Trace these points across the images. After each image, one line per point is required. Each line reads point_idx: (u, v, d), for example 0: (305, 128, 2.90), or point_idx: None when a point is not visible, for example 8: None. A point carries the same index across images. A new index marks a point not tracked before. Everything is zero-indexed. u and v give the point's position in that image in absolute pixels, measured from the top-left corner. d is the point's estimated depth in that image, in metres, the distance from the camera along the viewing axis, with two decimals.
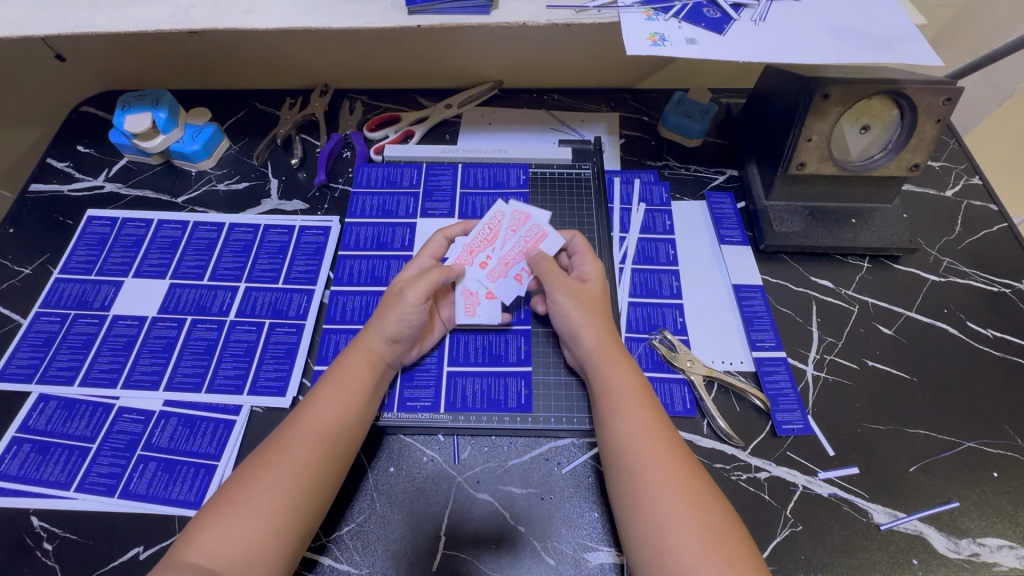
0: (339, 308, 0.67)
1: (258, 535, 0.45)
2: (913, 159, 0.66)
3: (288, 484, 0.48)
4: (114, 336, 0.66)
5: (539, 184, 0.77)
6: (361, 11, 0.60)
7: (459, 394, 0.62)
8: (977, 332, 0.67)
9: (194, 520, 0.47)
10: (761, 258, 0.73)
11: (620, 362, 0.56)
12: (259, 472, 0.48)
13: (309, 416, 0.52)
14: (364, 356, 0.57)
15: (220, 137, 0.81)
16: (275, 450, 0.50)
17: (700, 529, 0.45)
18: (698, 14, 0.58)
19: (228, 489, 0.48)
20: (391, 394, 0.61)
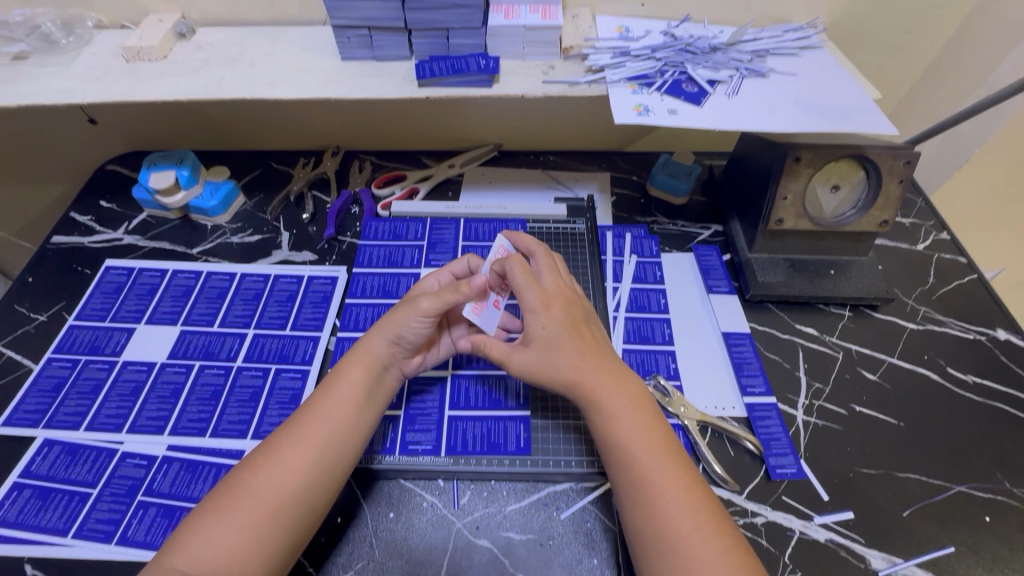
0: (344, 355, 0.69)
1: (242, 549, 0.46)
2: (881, 216, 0.72)
3: (277, 498, 0.49)
4: (123, 381, 0.67)
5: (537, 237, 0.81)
6: (377, 84, 0.67)
7: (460, 437, 0.62)
8: (957, 378, 0.70)
9: (183, 525, 0.48)
10: (748, 306, 0.77)
11: (633, 386, 0.56)
12: (248, 483, 0.49)
13: (304, 428, 0.53)
14: (364, 366, 0.57)
15: (236, 194, 0.86)
16: (268, 461, 0.51)
17: (696, 565, 0.45)
18: (678, 88, 0.65)
19: (218, 496, 0.49)
20: (392, 438, 0.62)
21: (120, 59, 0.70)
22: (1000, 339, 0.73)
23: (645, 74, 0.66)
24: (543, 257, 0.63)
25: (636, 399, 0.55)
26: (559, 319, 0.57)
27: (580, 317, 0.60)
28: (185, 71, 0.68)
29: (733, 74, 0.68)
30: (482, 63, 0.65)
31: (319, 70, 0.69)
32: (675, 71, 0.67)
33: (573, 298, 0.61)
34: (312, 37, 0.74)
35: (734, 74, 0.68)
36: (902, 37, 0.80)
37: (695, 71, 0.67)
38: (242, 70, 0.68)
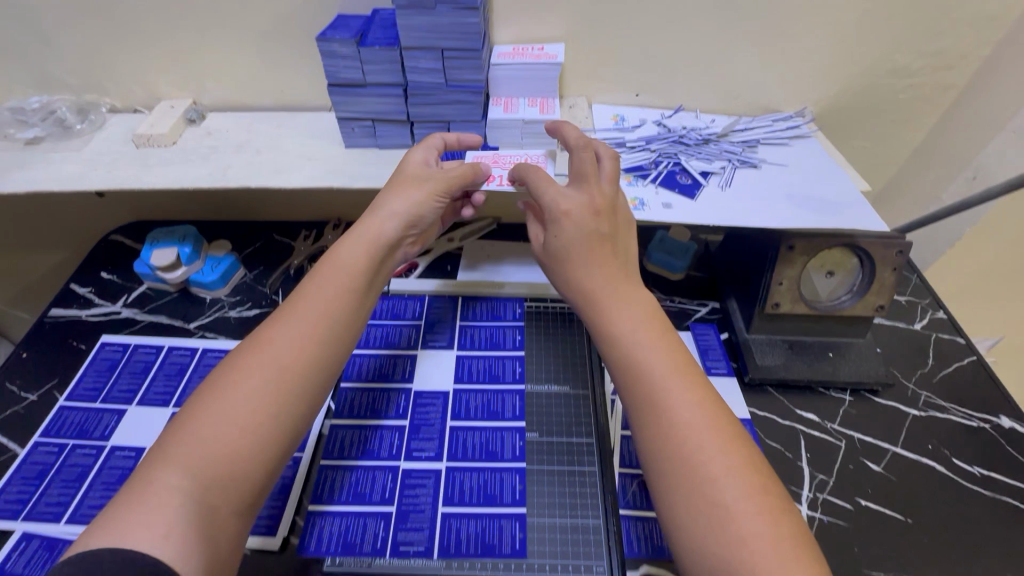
0: (336, 443, 0.65)
1: (241, 449, 0.46)
2: (878, 301, 0.72)
3: (263, 409, 0.48)
4: (109, 469, 0.66)
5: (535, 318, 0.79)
6: (379, 173, 0.69)
7: (452, 537, 0.58)
8: (963, 469, 0.68)
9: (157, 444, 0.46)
10: (747, 389, 0.76)
11: (624, 296, 0.56)
12: (225, 394, 0.48)
13: (279, 330, 0.53)
14: (345, 274, 0.58)
15: (237, 267, 0.87)
16: (244, 376, 0.49)
17: (709, 488, 0.44)
18: (672, 180, 0.67)
19: (196, 405, 0.48)
20: (383, 538, 0.58)
21: (130, 144, 0.73)
22: (1004, 427, 0.72)
23: (640, 165, 0.68)
24: (574, 126, 0.64)
25: (627, 306, 0.55)
26: (580, 224, 0.57)
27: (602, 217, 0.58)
28: (193, 158, 0.70)
29: (726, 165, 0.70)
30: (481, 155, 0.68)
31: (323, 157, 0.71)
32: (669, 163, 0.69)
33: (605, 205, 0.58)
34: (318, 124, 0.76)
35: (727, 165, 0.70)
36: (888, 125, 0.83)
37: (688, 163, 0.69)
38: (248, 158, 0.70)
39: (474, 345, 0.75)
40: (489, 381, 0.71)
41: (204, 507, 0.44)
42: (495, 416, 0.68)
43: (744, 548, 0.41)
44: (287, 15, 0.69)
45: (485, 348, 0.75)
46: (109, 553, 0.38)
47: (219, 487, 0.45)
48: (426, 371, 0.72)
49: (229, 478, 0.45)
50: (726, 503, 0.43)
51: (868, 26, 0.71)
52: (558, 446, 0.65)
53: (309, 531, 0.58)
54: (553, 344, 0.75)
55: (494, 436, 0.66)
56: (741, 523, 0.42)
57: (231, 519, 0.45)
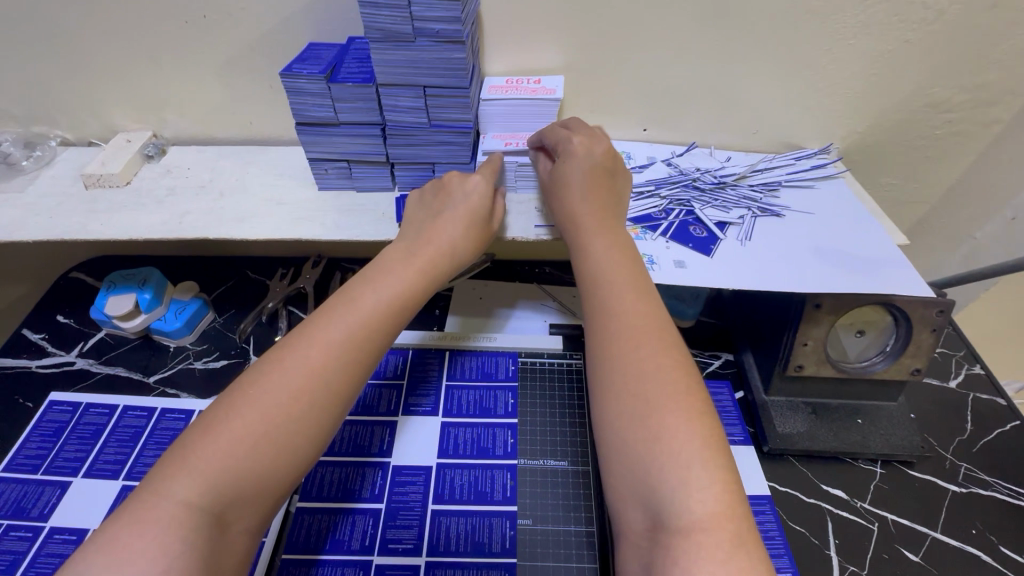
0: (302, 532, 0.57)
1: (263, 463, 0.40)
2: (914, 365, 0.64)
3: (295, 428, 0.42)
4: (45, 556, 0.58)
5: (529, 377, 0.70)
6: (355, 221, 0.61)
7: None
8: (1013, 560, 0.60)
9: (169, 452, 0.40)
10: (766, 459, 0.68)
11: (603, 229, 0.51)
12: (244, 397, 0.42)
13: (316, 330, 0.45)
14: (388, 284, 0.50)
15: (205, 311, 0.79)
16: (260, 394, 0.42)
17: (659, 429, 0.38)
18: (685, 233, 0.59)
19: (214, 411, 0.42)
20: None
21: (79, 185, 0.65)
22: None
23: (649, 215, 0.61)
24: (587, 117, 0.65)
25: (607, 240, 0.50)
26: (581, 165, 0.55)
27: (605, 161, 0.56)
28: (148, 202, 0.63)
29: (744, 214, 0.62)
30: None
31: (293, 201, 0.63)
32: (681, 212, 0.61)
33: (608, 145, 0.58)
34: (290, 161, 0.68)
35: (746, 215, 0.62)
36: (922, 162, 0.75)
37: (703, 212, 0.61)
38: (208, 202, 0.63)
39: (461, 410, 0.67)
40: (478, 455, 0.63)
41: (212, 524, 0.38)
42: (483, 498, 0.60)
43: (684, 490, 0.36)
44: (254, 43, 0.62)
45: (474, 414, 0.67)
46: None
47: (230, 503, 0.39)
48: (407, 442, 0.64)
49: (240, 491, 0.40)
50: (675, 444, 0.38)
51: (906, 58, 0.63)
52: (554, 538, 0.57)
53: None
54: (549, 410, 0.67)
55: (482, 524, 0.58)
56: (691, 470, 0.37)
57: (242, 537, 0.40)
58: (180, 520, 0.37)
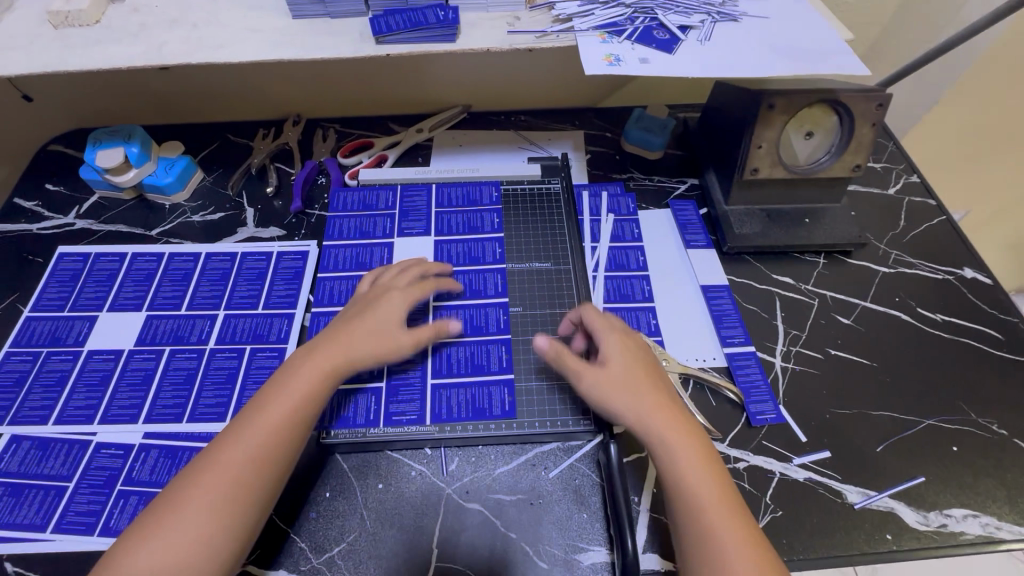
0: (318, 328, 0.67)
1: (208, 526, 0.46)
2: (855, 161, 0.72)
3: (226, 504, 0.47)
4: (90, 371, 0.65)
5: (512, 200, 0.79)
6: (332, 42, 0.62)
7: (444, 405, 0.62)
8: (927, 317, 0.72)
9: (171, 483, 0.49)
10: (726, 259, 0.77)
11: (638, 386, 0.54)
12: (221, 460, 0.49)
13: (254, 428, 0.51)
14: (308, 389, 0.54)
15: (193, 169, 0.82)
16: (204, 492, 0.47)
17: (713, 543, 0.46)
18: (649, 36, 0.63)
19: (165, 504, 0.47)
20: (375, 410, 0.61)
21: (46, 26, 0.64)
22: (967, 278, 0.75)
23: (615, 22, 0.64)
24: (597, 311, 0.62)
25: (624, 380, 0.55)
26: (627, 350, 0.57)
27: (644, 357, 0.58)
28: (123, 36, 0.63)
29: (705, 19, 0.66)
30: (441, 14, 0.62)
31: (270, 28, 0.64)
32: (645, 18, 0.64)
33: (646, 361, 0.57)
34: None
35: (706, 20, 0.65)
36: None
37: (666, 18, 0.64)
38: (184, 33, 0.63)
39: (452, 229, 0.76)
40: (470, 263, 0.73)
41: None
42: (477, 295, 0.70)
43: None
44: None
45: (465, 233, 0.76)
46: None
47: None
48: (404, 257, 0.73)
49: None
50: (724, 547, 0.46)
51: None
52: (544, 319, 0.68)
53: (348, 405, 0.61)
54: (531, 225, 0.77)
55: (478, 313, 0.68)
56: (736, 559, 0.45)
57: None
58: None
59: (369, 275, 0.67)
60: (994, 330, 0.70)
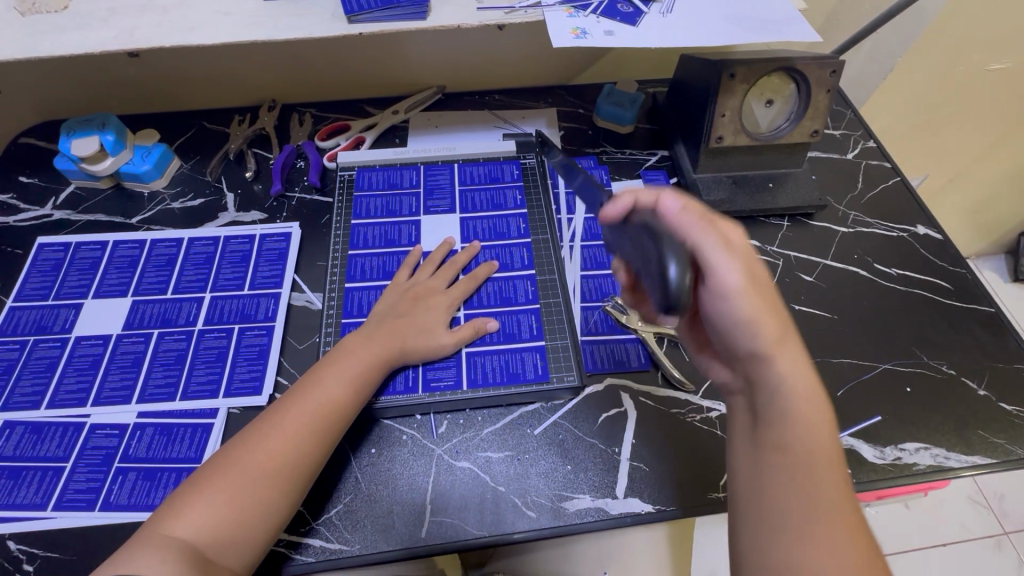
0: (355, 304, 0.69)
1: (247, 505, 0.50)
2: (813, 126, 0.75)
3: (264, 486, 0.51)
4: (79, 357, 0.66)
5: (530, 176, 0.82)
6: (304, 22, 0.63)
7: (480, 370, 0.64)
8: (883, 272, 0.76)
9: (215, 458, 0.53)
10: None
11: (791, 348, 0.49)
12: (264, 442, 0.53)
13: (292, 416, 0.55)
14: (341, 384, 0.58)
15: (170, 157, 0.82)
16: (243, 471, 0.51)
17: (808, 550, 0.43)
18: (614, 10, 0.65)
19: (210, 479, 0.51)
20: (414, 376, 0.64)
21: (12, 13, 0.64)
22: (920, 234, 0.80)
23: None
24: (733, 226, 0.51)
25: (782, 340, 0.49)
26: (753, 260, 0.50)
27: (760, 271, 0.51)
28: (92, 21, 0.63)
29: None
30: None
31: (241, 10, 0.65)
32: None
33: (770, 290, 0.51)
34: None
35: None
36: None
37: None
38: (154, 17, 0.64)
39: (476, 206, 0.78)
40: (495, 238, 0.75)
41: (198, 556, 0.47)
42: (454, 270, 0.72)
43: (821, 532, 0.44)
44: None
45: (488, 210, 0.78)
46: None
47: (216, 541, 0.48)
48: (432, 235, 0.76)
49: (235, 541, 0.49)
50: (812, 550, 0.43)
51: None
52: (526, 288, 0.71)
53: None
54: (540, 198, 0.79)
55: (507, 285, 0.71)
56: (828, 561, 0.42)
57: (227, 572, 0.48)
58: (180, 542, 0.47)
59: (405, 264, 0.71)
60: (944, 280, 0.75)
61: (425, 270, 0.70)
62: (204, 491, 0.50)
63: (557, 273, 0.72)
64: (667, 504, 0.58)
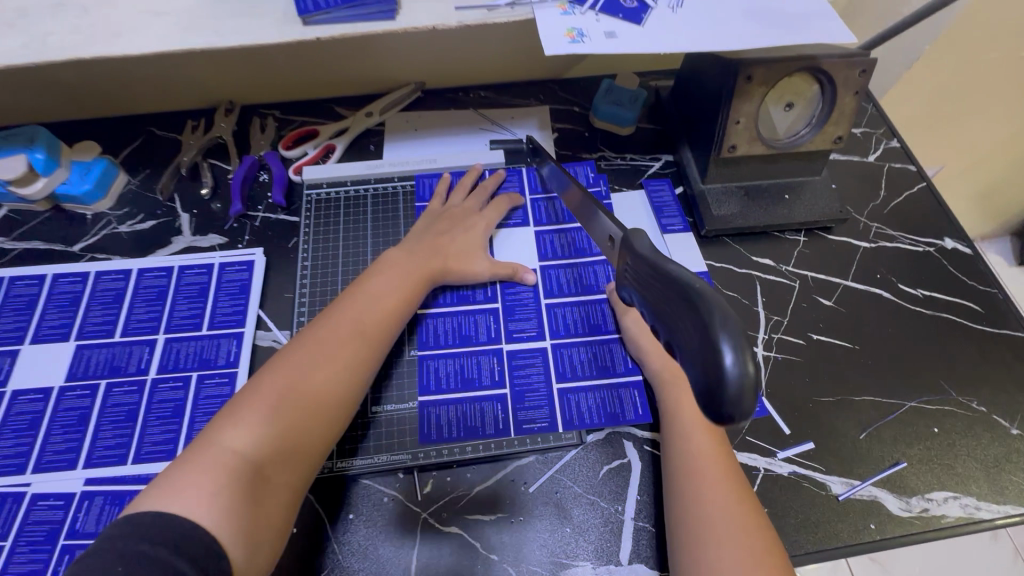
0: (431, 333, 0.64)
1: (307, 410, 0.51)
2: (837, 133, 0.67)
3: (323, 395, 0.52)
4: (16, 415, 0.58)
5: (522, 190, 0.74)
6: (250, 25, 0.54)
7: (576, 409, 0.60)
8: (908, 293, 0.70)
9: (267, 369, 0.53)
10: (703, 243, 0.73)
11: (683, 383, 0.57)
12: (321, 348, 0.54)
13: (345, 324, 0.57)
14: (390, 294, 0.60)
15: (114, 173, 0.73)
16: (300, 375, 0.52)
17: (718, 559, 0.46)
18: (615, 5, 0.56)
19: (264, 383, 0.51)
20: (504, 419, 0.59)
21: None
22: (948, 248, 0.73)
23: None
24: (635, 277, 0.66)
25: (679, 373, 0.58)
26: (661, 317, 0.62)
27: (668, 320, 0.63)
28: None
29: None
30: None
31: (175, 9, 0.54)
32: None
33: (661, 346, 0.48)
34: None
35: None
36: None
37: None
38: (71, 20, 0.53)
39: (552, 218, 0.72)
40: (576, 254, 0.69)
41: (256, 473, 0.47)
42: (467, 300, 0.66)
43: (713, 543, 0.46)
44: None
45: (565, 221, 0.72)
46: (156, 517, 0.41)
47: (272, 458, 0.48)
48: (509, 250, 0.70)
49: (289, 458, 0.49)
50: None
51: None
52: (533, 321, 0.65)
53: (425, 419, 0.59)
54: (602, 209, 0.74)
55: (525, 316, 0.65)
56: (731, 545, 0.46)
57: (285, 488, 0.49)
58: (233, 461, 0.46)
59: (437, 191, 0.72)
60: (973, 303, 0.69)
61: (459, 193, 0.72)
62: (250, 412, 0.49)
63: (552, 304, 0.66)
64: None
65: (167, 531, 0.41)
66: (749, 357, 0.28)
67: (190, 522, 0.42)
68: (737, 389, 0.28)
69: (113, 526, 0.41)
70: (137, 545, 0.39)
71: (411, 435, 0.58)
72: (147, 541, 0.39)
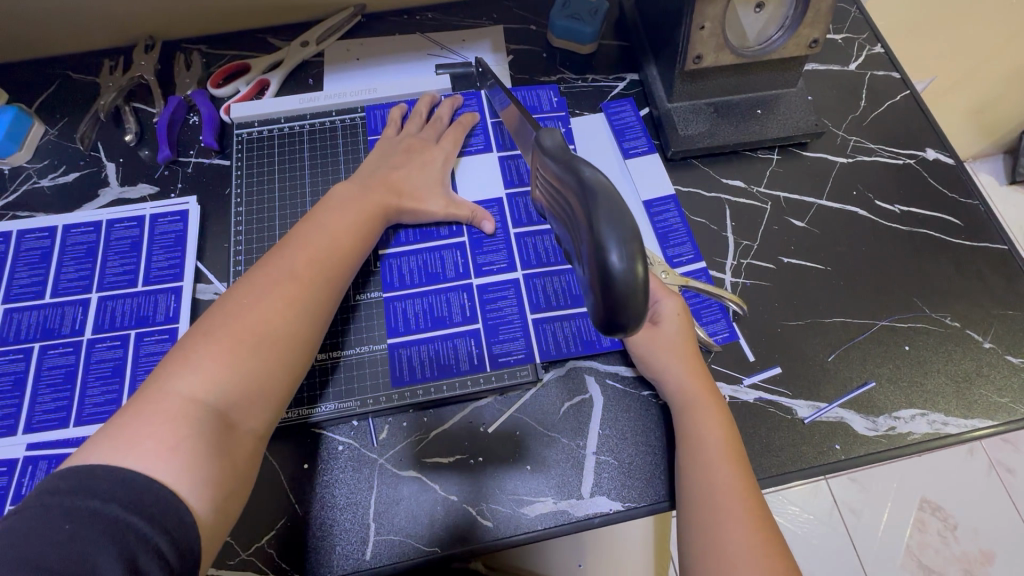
0: (395, 273, 0.60)
1: (264, 350, 0.44)
2: (812, 36, 0.61)
3: (282, 336, 0.46)
4: None
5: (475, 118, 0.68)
6: None
7: (551, 340, 0.58)
8: (885, 210, 0.66)
9: (213, 309, 0.46)
10: (670, 166, 0.68)
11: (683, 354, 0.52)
12: (274, 282, 0.47)
13: (298, 254, 0.50)
14: (344, 223, 0.54)
15: (26, 121, 0.67)
16: (251, 312, 0.45)
17: (706, 475, 0.46)
18: None
19: (209, 325, 0.44)
20: (478, 354, 0.57)
21: None
22: (929, 160, 0.69)
23: None
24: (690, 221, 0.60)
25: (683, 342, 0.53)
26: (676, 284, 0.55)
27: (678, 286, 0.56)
28: None
29: None
30: None
31: None
32: None
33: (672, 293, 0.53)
34: None
35: None
36: None
37: None
38: None
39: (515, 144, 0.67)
40: None
41: (220, 420, 0.41)
42: (428, 237, 0.61)
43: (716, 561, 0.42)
44: None
45: None
46: (103, 473, 0.35)
47: (235, 403, 0.42)
48: (470, 182, 0.65)
49: (254, 402, 0.44)
50: None
51: None
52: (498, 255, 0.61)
53: (396, 360, 0.56)
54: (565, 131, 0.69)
55: (487, 247, 0.61)
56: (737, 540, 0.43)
57: (251, 436, 0.44)
58: (192, 409, 0.40)
59: (391, 119, 0.66)
60: (953, 216, 0.66)
61: (414, 122, 0.65)
62: (202, 354, 0.42)
63: (509, 237, 0.62)
64: (639, 501, 0.53)
65: (115, 484, 0.35)
66: (635, 263, 0.34)
67: (147, 477, 0.36)
68: (625, 294, 0.34)
69: (56, 479, 0.35)
70: (84, 500, 0.34)
71: (375, 378, 0.56)
72: (97, 497, 0.34)
